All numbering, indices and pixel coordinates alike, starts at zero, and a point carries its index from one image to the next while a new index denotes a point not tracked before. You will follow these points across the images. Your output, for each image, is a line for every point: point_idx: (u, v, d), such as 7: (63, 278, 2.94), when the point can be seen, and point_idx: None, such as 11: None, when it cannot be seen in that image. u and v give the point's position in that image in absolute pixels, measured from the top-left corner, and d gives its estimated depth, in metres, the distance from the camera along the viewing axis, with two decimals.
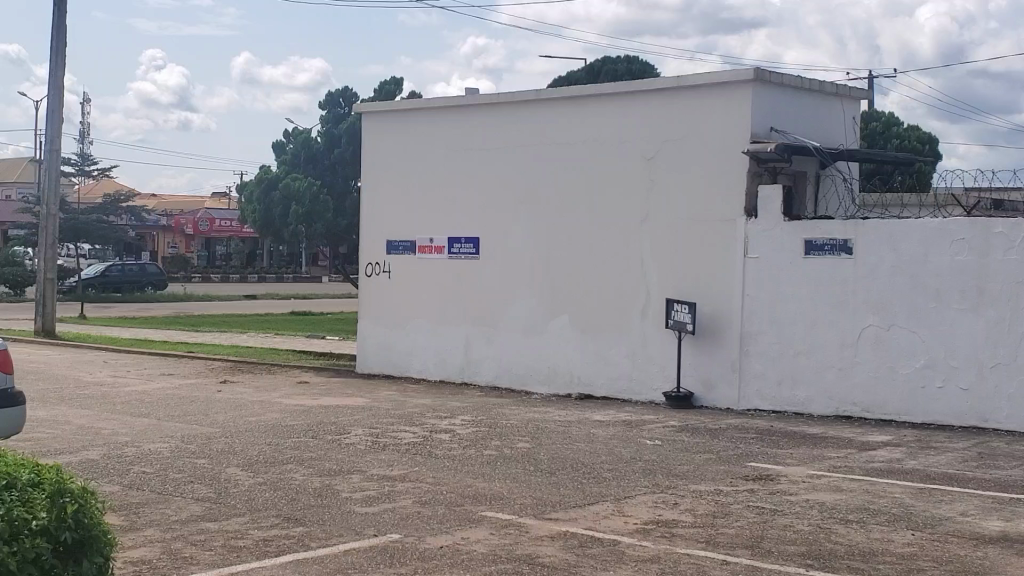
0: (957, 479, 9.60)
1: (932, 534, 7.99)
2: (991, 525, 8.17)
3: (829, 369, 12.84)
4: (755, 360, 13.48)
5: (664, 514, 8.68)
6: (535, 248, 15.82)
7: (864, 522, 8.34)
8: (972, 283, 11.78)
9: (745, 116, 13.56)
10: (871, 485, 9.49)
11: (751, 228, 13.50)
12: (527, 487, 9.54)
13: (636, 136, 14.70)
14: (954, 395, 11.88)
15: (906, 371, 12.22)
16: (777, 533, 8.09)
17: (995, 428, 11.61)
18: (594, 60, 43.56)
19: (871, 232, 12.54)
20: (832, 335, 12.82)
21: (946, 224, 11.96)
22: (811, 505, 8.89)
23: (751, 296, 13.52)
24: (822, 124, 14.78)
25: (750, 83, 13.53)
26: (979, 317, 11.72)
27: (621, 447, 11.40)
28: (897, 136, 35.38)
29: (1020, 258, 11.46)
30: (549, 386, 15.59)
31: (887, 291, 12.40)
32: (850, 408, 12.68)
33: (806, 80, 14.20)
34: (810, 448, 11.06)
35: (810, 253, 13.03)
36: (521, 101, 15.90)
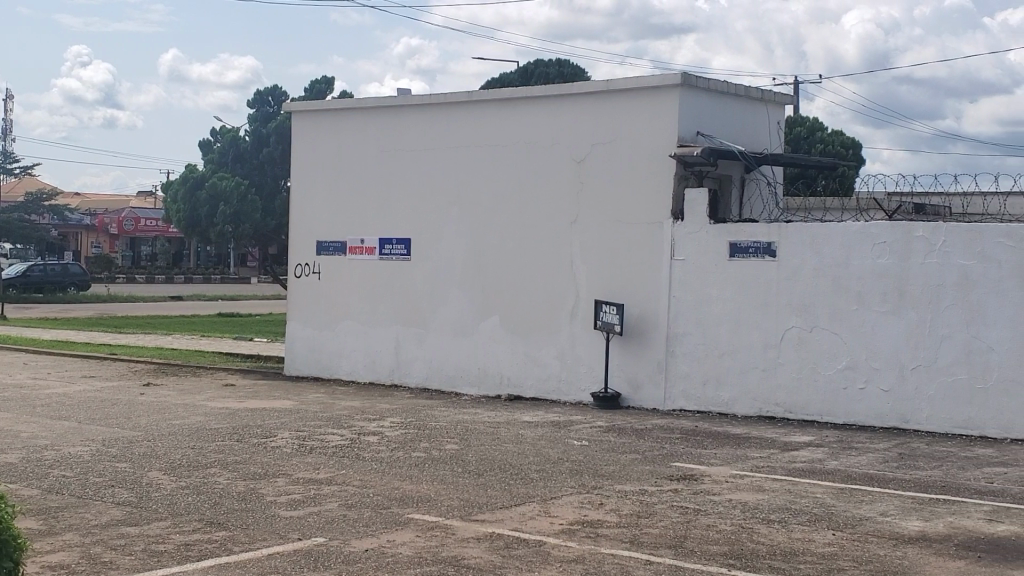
0: (877, 479, 9.80)
1: (852, 534, 8.15)
2: (910, 525, 8.34)
3: (754, 370, 13.02)
4: (681, 360, 13.62)
5: (590, 514, 8.74)
6: (465, 249, 15.83)
7: (785, 522, 8.48)
8: (893, 286, 12.02)
9: (673, 119, 13.71)
10: (794, 485, 9.64)
11: (678, 230, 13.64)
12: (454, 489, 9.55)
13: (566, 138, 14.78)
14: (875, 396, 12.11)
15: (829, 372, 12.44)
16: (700, 533, 8.19)
17: (915, 428, 11.86)
18: (527, 63, 43.74)
19: (795, 235, 12.74)
20: (757, 336, 13.01)
21: (868, 227, 12.20)
22: (734, 505, 9.02)
23: (677, 297, 13.66)
24: (747, 128, 14.98)
25: (678, 87, 13.67)
26: (900, 319, 11.97)
27: (548, 448, 11.46)
28: (822, 141, 36.00)
29: (940, 262, 11.72)
30: (479, 387, 15.61)
31: (810, 293, 12.61)
32: (773, 408, 12.87)
33: (732, 85, 14.38)
34: (734, 448, 11.22)
35: (736, 255, 13.20)
36: (452, 102, 15.90)
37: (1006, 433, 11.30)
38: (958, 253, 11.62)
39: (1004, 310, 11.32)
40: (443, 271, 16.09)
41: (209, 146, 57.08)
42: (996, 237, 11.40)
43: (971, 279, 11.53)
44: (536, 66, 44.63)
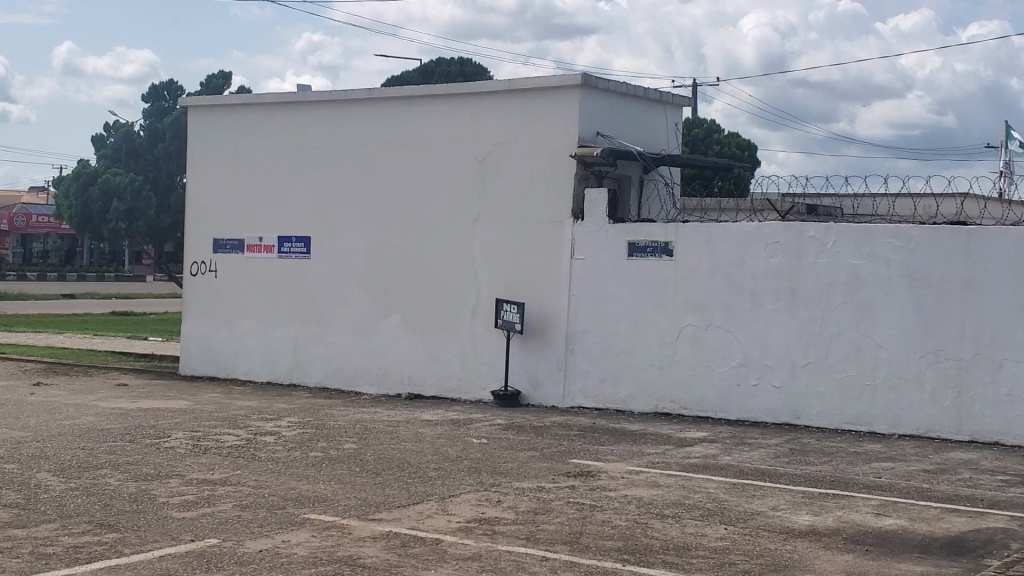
0: (769, 474, 10.02)
1: (744, 528, 8.33)
2: (800, 519, 8.55)
3: (650, 368, 13.21)
4: (580, 359, 13.74)
5: (487, 512, 8.77)
6: (366, 247, 15.75)
7: (679, 517, 8.63)
8: (785, 285, 12.30)
9: (574, 119, 13.82)
10: (688, 480, 9.81)
11: (578, 230, 13.77)
12: (352, 488, 9.51)
13: (467, 137, 14.80)
14: (768, 392, 12.38)
15: (723, 369, 12.68)
16: (596, 529, 8.28)
17: (806, 424, 12.15)
18: (429, 61, 43.82)
19: (690, 235, 12.95)
20: (654, 335, 13.19)
21: (762, 228, 12.45)
22: (629, 501, 9.14)
23: (576, 296, 13.79)
24: (645, 129, 15.17)
25: (579, 88, 13.79)
26: (792, 317, 12.25)
27: (447, 446, 11.46)
28: (717, 143, 36.69)
29: (830, 261, 12.03)
30: (379, 386, 15.54)
31: (705, 292, 12.83)
32: (669, 405, 13.07)
33: (630, 86, 14.55)
34: (630, 445, 11.36)
35: (634, 254, 13.36)
36: (353, 98, 15.80)
37: (893, 429, 11.62)
38: (848, 253, 11.93)
39: (892, 309, 11.64)
40: (343, 270, 15.98)
41: (104, 141, 55.75)
42: (884, 238, 11.71)
43: (859, 279, 11.84)
44: (438, 64, 44.68)
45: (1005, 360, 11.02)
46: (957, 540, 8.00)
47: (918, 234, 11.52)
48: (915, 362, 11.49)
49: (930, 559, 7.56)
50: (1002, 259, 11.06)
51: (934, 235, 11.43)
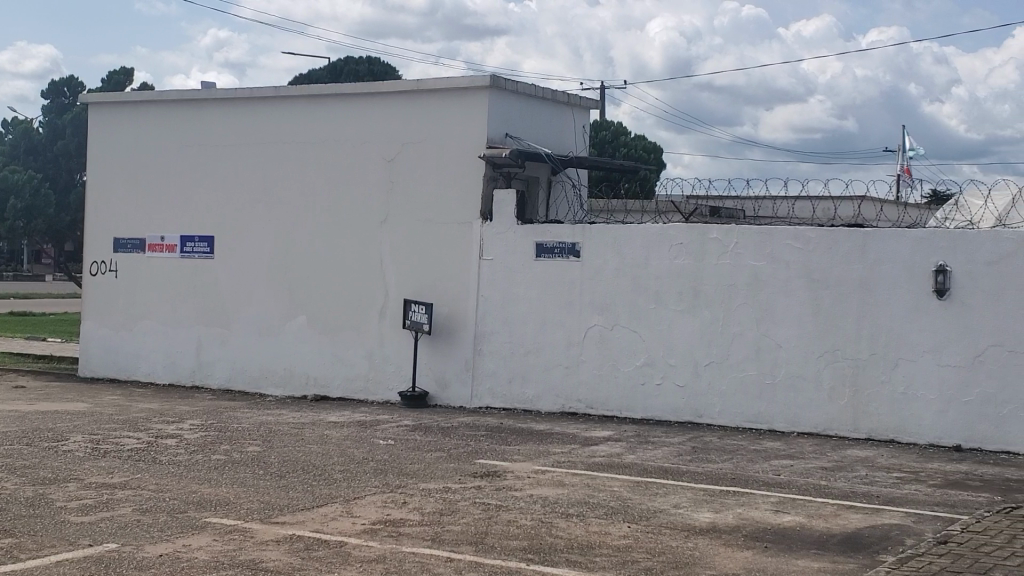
0: (672, 472, 10.16)
1: (647, 526, 8.43)
2: (701, 517, 8.69)
3: (557, 368, 13.30)
4: (488, 359, 13.77)
5: (392, 513, 8.75)
6: (272, 247, 15.59)
7: (584, 516, 8.71)
8: (689, 285, 12.48)
9: (482, 120, 13.84)
10: (593, 479, 9.90)
11: (486, 230, 13.78)
12: (256, 491, 9.40)
13: (374, 137, 14.74)
14: (671, 391, 12.55)
15: (628, 369, 12.82)
16: (501, 529, 8.31)
17: (708, 423, 12.34)
18: (336, 61, 43.69)
19: (597, 236, 13.05)
20: (560, 335, 13.28)
21: (666, 229, 12.61)
22: (535, 500, 9.19)
23: (484, 297, 13.81)
24: (554, 131, 15.27)
25: (488, 89, 13.83)
26: (696, 317, 12.42)
27: (354, 448, 11.39)
28: (624, 145, 37.09)
29: (732, 262, 12.24)
30: (284, 388, 15.39)
31: (611, 293, 12.95)
32: (575, 405, 13.17)
33: (539, 87, 14.63)
34: (537, 444, 11.42)
35: (541, 255, 13.43)
36: (259, 96, 15.62)
37: (792, 427, 11.87)
38: (750, 255, 12.14)
39: (792, 310, 11.88)
40: (247, 270, 15.79)
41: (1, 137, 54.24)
42: (785, 239, 11.94)
43: (761, 279, 12.07)
44: (347, 62, 44.44)
45: (900, 359, 11.31)
46: (853, 536, 8.20)
47: (817, 236, 11.78)
48: (815, 361, 11.75)
49: (827, 555, 7.74)
50: (897, 261, 11.35)
51: (832, 236, 11.70)
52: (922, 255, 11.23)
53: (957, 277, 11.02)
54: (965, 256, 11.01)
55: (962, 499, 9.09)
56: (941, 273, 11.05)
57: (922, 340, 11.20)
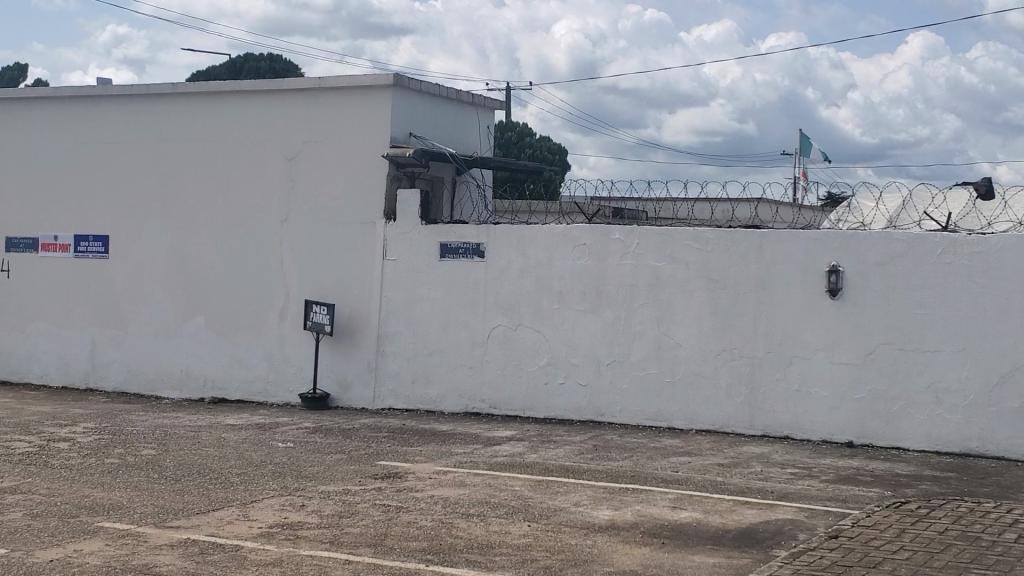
0: (573, 471, 10.21)
1: (547, 524, 8.46)
2: (601, 514, 8.75)
3: (460, 368, 13.27)
4: (390, 360, 13.69)
5: (291, 516, 8.65)
6: (169, 248, 15.30)
7: (484, 516, 8.70)
8: (592, 285, 12.56)
9: (384, 119, 13.76)
10: (494, 479, 9.89)
11: (388, 230, 13.70)
12: (150, 495, 9.21)
13: (274, 136, 14.56)
14: (574, 391, 12.63)
15: (531, 369, 12.86)
16: (400, 531, 8.26)
17: (610, 421, 12.43)
18: (236, 57, 43.11)
19: (500, 236, 13.05)
20: (463, 335, 13.26)
21: (569, 229, 12.67)
22: (435, 501, 9.16)
23: (387, 297, 13.71)
24: (458, 131, 15.20)
25: (391, 88, 13.75)
26: (597, 317, 12.51)
27: (252, 451, 11.22)
28: (529, 146, 37.24)
29: (633, 263, 12.35)
30: (182, 390, 15.12)
31: (514, 292, 12.97)
32: (478, 405, 13.17)
33: (443, 87, 14.57)
34: (439, 445, 11.38)
35: (445, 256, 13.37)
36: (156, 93, 15.30)
37: (691, 424, 12.02)
38: (650, 255, 12.27)
39: (690, 309, 12.03)
40: (144, 270, 15.47)
41: None
42: (684, 240, 12.08)
43: (662, 279, 12.19)
44: (246, 58, 43.90)
45: (795, 357, 11.53)
46: (748, 532, 8.33)
47: (716, 237, 11.94)
48: (713, 360, 11.92)
49: (722, 550, 7.85)
50: (793, 261, 11.57)
51: (730, 238, 11.88)
52: (816, 255, 11.46)
53: (850, 277, 11.27)
54: (858, 257, 11.26)
55: (853, 494, 9.29)
56: (834, 273, 11.29)
57: (816, 338, 11.43)
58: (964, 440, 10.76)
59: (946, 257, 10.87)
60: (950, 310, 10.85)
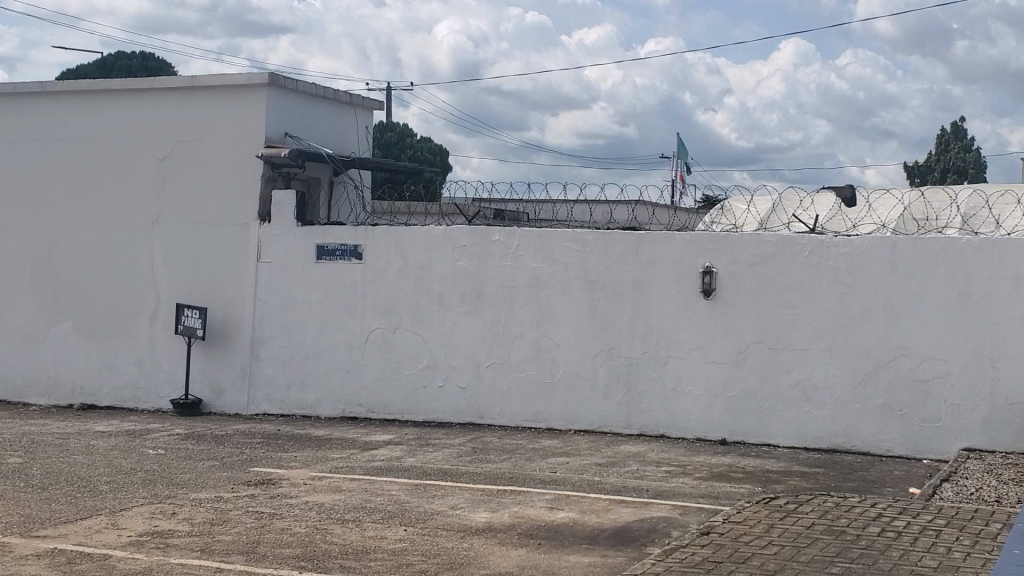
0: (450, 474, 10.17)
1: (423, 528, 8.41)
2: (477, 517, 8.74)
3: (337, 372, 13.13)
4: (265, 364, 13.46)
5: (162, 524, 8.43)
6: (37, 250, 14.81)
7: (359, 521, 8.61)
8: (471, 287, 12.54)
9: (258, 119, 13.53)
10: (370, 484, 9.80)
11: (264, 232, 13.47)
12: (14, 505, 8.88)
13: (145, 135, 14.21)
14: (452, 393, 12.60)
15: (409, 372, 12.79)
16: (274, 537, 8.12)
17: (489, 423, 12.45)
18: (106, 55, 41.98)
19: (378, 238, 12.94)
20: (341, 338, 13.11)
21: (448, 231, 12.63)
22: (310, 507, 9.03)
23: (262, 300, 13.48)
24: (336, 131, 14.98)
25: (266, 87, 13.53)
26: (477, 318, 12.50)
27: (122, 458, 10.92)
28: (409, 147, 37.08)
29: (512, 265, 12.37)
30: (50, 397, 14.66)
31: (392, 295, 12.88)
32: (356, 408, 13.04)
33: (319, 86, 14.37)
34: (314, 450, 11.23)
35: (322, 257, 13.21)
36: (23, 92, 14.81)
37: (569, 425, 12.11)
38: (529, 257, 12.30)
39: (569, 311, 12.11)
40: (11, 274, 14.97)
41: None
42: (563, 241, 12.15)
43: (540, 281, 12.24)
44: (118, 57, 42.76)
45: (670, 357, 11.69)
46: (622, 530, 8.41)
47: (594, 238, 12.03)
48: (590, 360, 12.01)
49: (597, 549, 7.91)
50: (668, 262, 11.72)
51: (608, 240, 11.98)
52: (691, 257, 11.63)
53: (723, 277, 11.48)
54: (731, 258, 11.47)
55: (725, 491, 9.45)
56: (708, 273, 11.50)
57: (691, 339, 11.61)
58: (831, 436, 11.04)
59: (814, 258, 11.15)
60: (818, 310, 11.13)
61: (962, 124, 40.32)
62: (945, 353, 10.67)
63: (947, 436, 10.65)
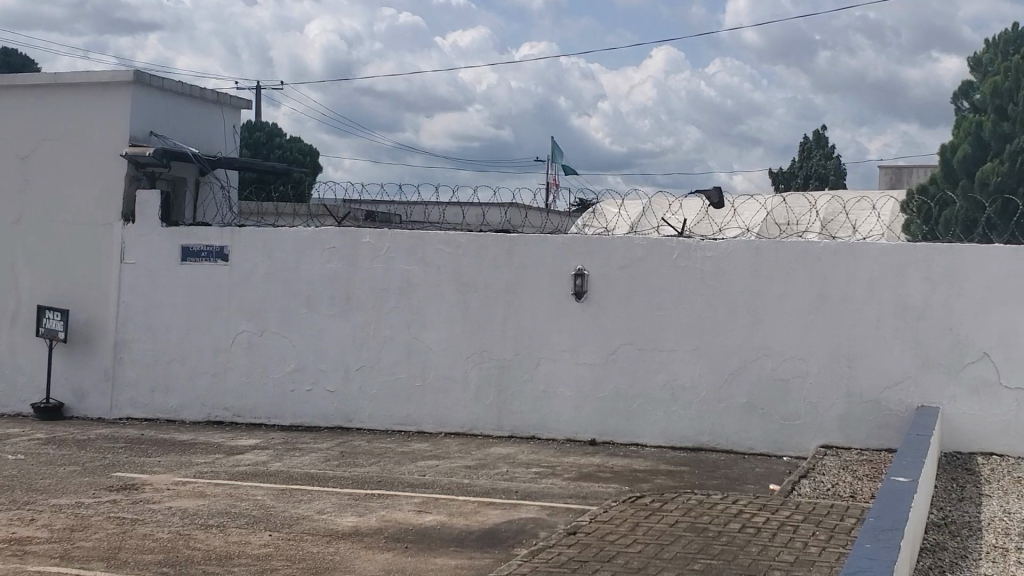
0: (318, 478, 10.06)
1: (288, 533, 8.30)
2: (344, 521, 8.66)
3: (203, 375, 12.88)
4: (129, 367, 13.13)
5: (18, 531, 8.14)
6: None
7: (224, 526, 8.45)
8: (341, 290, 12.43)
9: (123, 117, 13.18)
10: (236, 489, 9.63)
11: (129, 232, 13.14)
12: None
13: (7, 132, 13.76)
14: (321, 397, 12.47)
15: (277, 376, 12.62)
16: (135, 544, 7.92)
17: (358, 426, 12.36)
18: None
19: (246, 239, 12.73)
20: (206, 341, 12.86)
21: (317, 233, 12.49)
22: (173, 512, 8.83)
23: (126, 302, 13.14)
24: (204, 131, 14.65)
25: (131, 85, 13.18)
26: (346, 321, 12.39)
27: None
28: (279, 147, 36.65)
29: (383, 267, 12.30)
30: None
31: (261, 297, 12.68)
32: (222, 413, 12.81)
33: (186, 85, 14.04)
34: (179, 455, 10.98)
35: (187, 259, 12.95)
36: None
37: (439, 428, 12.10)
38: (400, 259, 12.25)
39: (441, 313, 12.10)
40: None
41: None
42: (434, 244, 12.12)
43: (412, 283, 12.20)
44: None
45: (541, 359, 11.77)
46: (490, 532, 8.42)
47: (465, 241, 12.04)
48: (461, 363, 12.02)
49: (464, 551, 7.91)
50: (539, 265, 11.80)
51: (479, 242, 12.00)
52: (562, 259, 11.73)
53: (593, 280, 11.61)
54: (601, 261, 11.60)
55: (593, 491, 9.55)
56: (579, 276, 11.61)
57: (560, 341, 11.71)
58: (696, 435, 11.26)
59: (682, 261, 11.36)
60: (684, 312, 11.34)
61: (824, 132, 41.59)
62: (804, 354, 10.97)
63: (806, 434, 10.96)
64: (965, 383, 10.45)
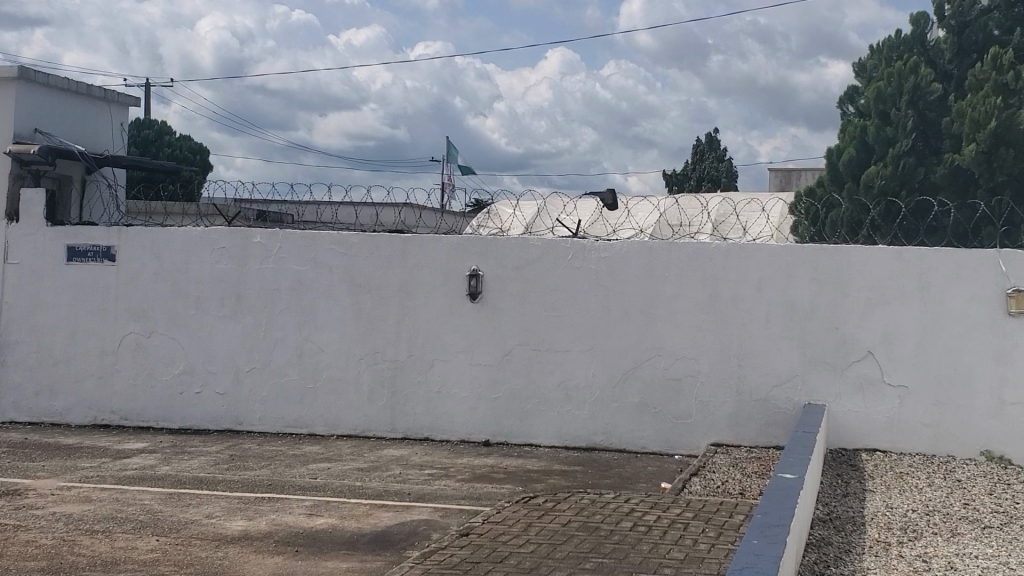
0: (206, 481, 9.87)
1: (176, 538, 8.11)
2: (233, 525, 8.51)
3: (88, 378, 12.55)
4: (11, 370, 12.72)
5: None
6: None
7: (109, 532, 8.23)
8: (231, 291, 12.23)
9: (7, 114, 12.80)
10: (122, 493, 9.40)
11: (13, 232, 12.75)
12: None
13: None
14: (211, 399, 12.25)
15: (165, 378, 12.36)
16: (17, 550, 7.66)
17: (249, 429, 12.16)
18: None
19: (134, 239, 12.45)
20: (92, 343, 12.53)
21: (207, 233, 12.27)
22: (57, 518, 8.57)
23: (9, 302, 12.74)
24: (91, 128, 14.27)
25: (15, 80, 12.79)
26: (237, 322, 12.19)
27: None
28: (169, 146, 35.91)
29: (275, 267, 12.13)
30: None
31: (149, 298, 12.40)
32: (108, 417, 12.49)
33: (71, 81, 13.67)
34: (63, 460, 10.68)
35: (73, 259, 12.61)
36: None
37: (332, 430, 11.98)
38: (293, 259, 12.10)
39: (334, 315, 11.97)
40: None
41: None
42: (327, 244, 12.00)
43: (304, 284, 12.06)
44: None
45: (435, 360, 11.73)
46: (382, 534, 8.35)
47: (359, 241, 11.94)
48: (354, 365, 11.91)
49: (356, 554, 7.83)
50: (433, 265, 11.75)
51: (373, 243, 11.91)
52: (455, 260, 11.70)
53: (488, 281, 11.60)
54: (495, 262, 11.60)
55: (486, 491, 9.54)
56: (473, 277, 11.60)
57: (454, 341, 11.68)
58: (589, 434, 11.33)
59: (576, 262, 11.42)
60: (577, 313, 11.40)
61: (718, 135, 42.27)
62: (696, 353, 11.11)
63: (697, 433, 11.10)
64: (850, 381, 10.70)
